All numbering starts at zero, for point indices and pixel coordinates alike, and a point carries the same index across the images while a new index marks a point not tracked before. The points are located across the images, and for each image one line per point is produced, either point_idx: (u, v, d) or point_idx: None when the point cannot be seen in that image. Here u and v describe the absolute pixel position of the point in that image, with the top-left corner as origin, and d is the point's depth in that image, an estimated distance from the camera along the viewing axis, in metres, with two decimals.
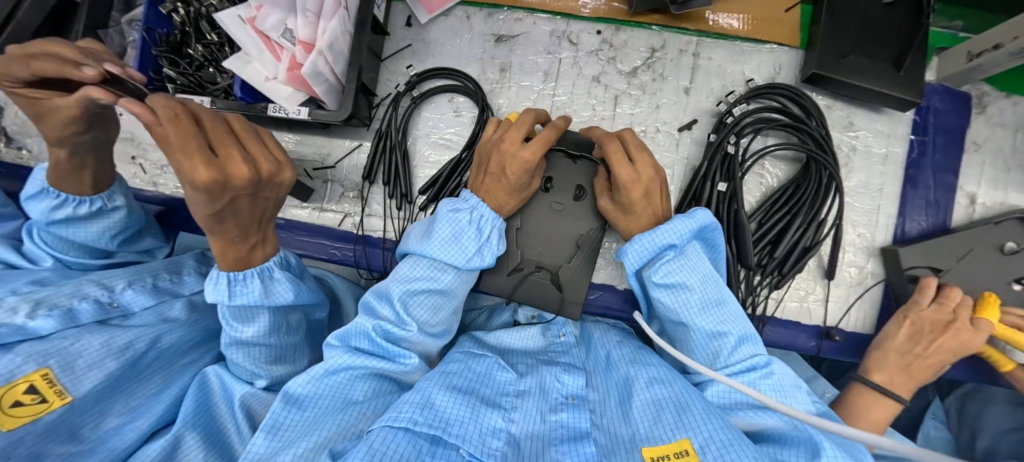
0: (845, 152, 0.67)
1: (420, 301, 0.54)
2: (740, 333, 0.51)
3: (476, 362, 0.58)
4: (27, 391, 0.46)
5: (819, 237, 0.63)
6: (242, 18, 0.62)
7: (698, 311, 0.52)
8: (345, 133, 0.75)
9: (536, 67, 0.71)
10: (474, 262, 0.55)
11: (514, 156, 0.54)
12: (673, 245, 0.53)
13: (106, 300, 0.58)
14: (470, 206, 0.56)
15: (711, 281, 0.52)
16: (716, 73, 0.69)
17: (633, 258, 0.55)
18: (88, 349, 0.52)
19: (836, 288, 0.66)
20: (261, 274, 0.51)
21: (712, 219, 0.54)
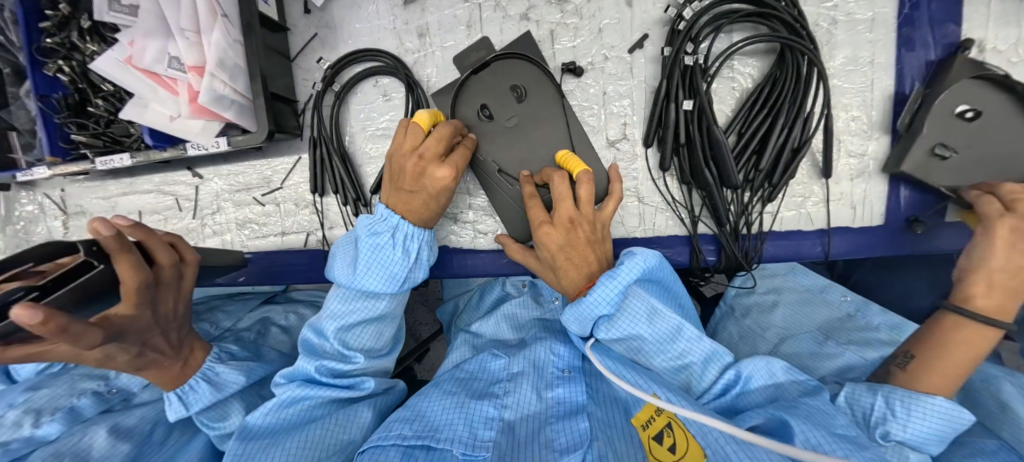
0: (824, 29, 0.58)
1: (385, 283, 0.55)
2: (702, 356, 0.47)
3: (467, 361, 0.59)
4: None
5: (807, 134, 0.56)
6: (119, 60, 0.55)
7: (654, 352, 0.48)
8: (280, 149, 0.70)
9: (456, 22, 0.63)
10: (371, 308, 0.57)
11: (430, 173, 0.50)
12: (606, 313, 0.47)
13: (104, 389, 0.61)
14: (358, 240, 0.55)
15: (658, 316, 0.47)
16: None
17: (574, 325, 0.50)
18: (97, 442, 0.54)
19: (836, 185, 0.60)
20: (204, 375, 0.57)
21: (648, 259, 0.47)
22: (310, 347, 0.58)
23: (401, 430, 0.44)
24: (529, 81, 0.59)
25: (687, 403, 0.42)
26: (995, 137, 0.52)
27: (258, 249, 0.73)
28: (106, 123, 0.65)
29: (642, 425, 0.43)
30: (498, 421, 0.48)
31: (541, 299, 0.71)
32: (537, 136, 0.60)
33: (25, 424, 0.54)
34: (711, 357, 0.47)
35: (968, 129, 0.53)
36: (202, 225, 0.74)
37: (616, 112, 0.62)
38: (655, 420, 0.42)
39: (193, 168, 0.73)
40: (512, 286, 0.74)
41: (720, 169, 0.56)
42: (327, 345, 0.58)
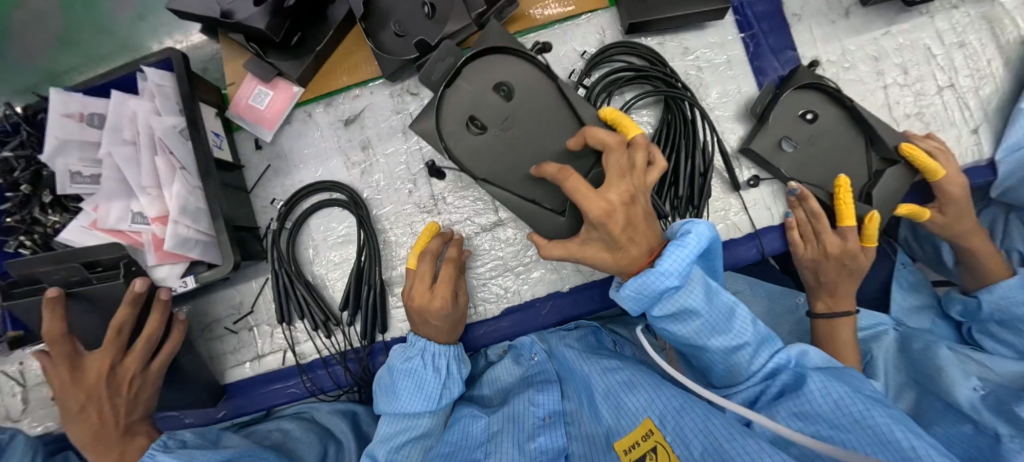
0: (695, 75, 0.71)
1: (425, 379, 0.57)
2: (757, 337, 0.49)
3: (450, 426, 0.57)
4: None
5: (708, 160, 0.66)
6: (84, 225, 0.60)
7: (706, 331, 0.49)
8: (247, 274, 0.73)
9: (394, 131, 0.72)
10: (443, 397, 0.58)
11: (428, 304, 0.55)
12: (676, 285, 0.46)
13: None
14: (417, 350, 0.58)
15: (714, 294, 0.49)
16: (552, 60, 0.71)
17: (629, 302, 0.48)
18: None
19: (749, 193, 0.69)
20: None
21: (710, 230, 0.48)
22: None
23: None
24: (518, 74, 0.61)
25: (662, 421, 0.43)
26: (823, 131, 0.65)
27: (236, 378, 0.73)
28: None
29: (625, 451, 0.43)
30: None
31: (522, 358, 0.70)
32: (535, 132, 0.60)
33: None
34: (765, 341, 0.50)
35: (809, 128, 0.66)
36: None
37: None
38: (640, 445, 0.43)
39: None
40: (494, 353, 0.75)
41: None
42: (396, 425, 0.57)
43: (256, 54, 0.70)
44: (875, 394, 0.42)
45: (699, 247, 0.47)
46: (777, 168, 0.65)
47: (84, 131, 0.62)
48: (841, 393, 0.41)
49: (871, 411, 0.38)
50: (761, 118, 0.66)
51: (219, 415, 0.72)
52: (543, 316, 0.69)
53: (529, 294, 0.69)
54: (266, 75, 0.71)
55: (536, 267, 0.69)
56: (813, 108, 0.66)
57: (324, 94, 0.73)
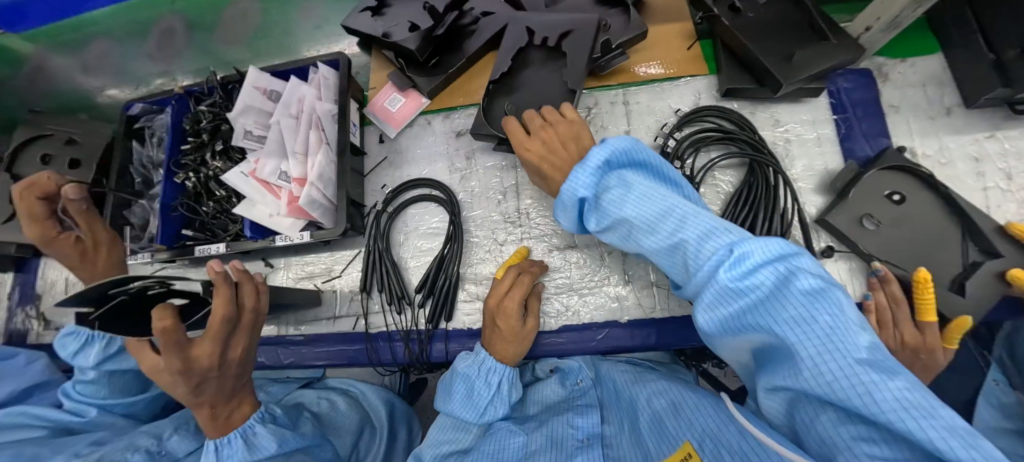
0: (782, 146, 0.75)
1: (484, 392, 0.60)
2: (697, 230, 0.42)
3: (486, 438, 0.58)
4: None
5: (787, 224, 0.68)
6: (245, 172, 0.74)
7: (683, 261, 0.43)
8: (345, 244, 0.84)
9: (496, 147, 0.82)
10: (489, 411, 0.60)
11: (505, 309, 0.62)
12: (585, 195, 0.50)
13: (156, 449, 0.64)
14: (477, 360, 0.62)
15: (661, 214, 0.46)
16: (648, 112, 0.79)
17: (567, 211, 0.54)
18: None
19: (823, 266, 0.69)
20: (243, 432, 0.59)
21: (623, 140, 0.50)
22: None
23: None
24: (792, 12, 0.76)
25: (702, 443, 0.42)
26: (914, 214, 0.66)
27: (311, 331, 0.82)
28: (209, 218, 0.81)
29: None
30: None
31: (567, 381, 0.71)
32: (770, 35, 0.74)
33: None
34: (778, 261, 0.37)
35: (895, 209, 0.67)
36: None
37: None
38: None
39: (267, 259, 0.86)
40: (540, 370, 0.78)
41: None
42: (444, 434, 0.59)
43: (400, 67, 0.85)
44: (873, 355, 0.31)
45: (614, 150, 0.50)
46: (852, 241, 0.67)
47: (263, 101, 0.78)
48: (830, 367, 0.31)
49: (867, 387, 0.29)
50: (841, 193, 0.69)
51: (287, 361, 0.81)
52: (597, 341, 0.72)
53: (587, 317, 0.73)
54: (403, 84, 0.86)
55: (598, 293, 0.74)
56: (900, 190, 0.68)
57: (445, 108, 0.86)
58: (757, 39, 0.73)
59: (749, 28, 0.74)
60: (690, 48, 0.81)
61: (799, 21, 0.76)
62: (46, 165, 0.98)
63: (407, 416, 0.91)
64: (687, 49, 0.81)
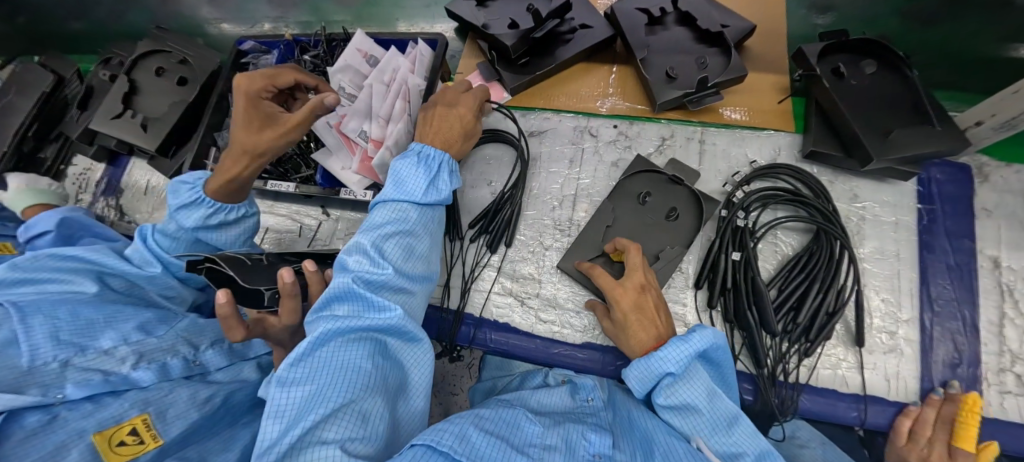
0: (855, 222, 0.72)
1: (417, 186, 0.63)
2: (757, 452, 0.52)
3: (496, 412, 0.56)
4: (130, 433, 0.57)
5: (841, 303, 0.65)
6: (330, 123, 0.78)
7: (708, 431, 0.54)
8: None
9: (563, 156, 0.84)
10: (431, 195, 0.63)
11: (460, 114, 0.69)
12: (672, 373, 0.55)
13: (191, 358, 0.71)
14: (416, 151, 0.64)
15: (717, 398, 0.55)
16: (722, 156, 0.79)
17: (636, 384, 0.58)
18: (178, 401, 0.64)
19: (868, 355, 0.66)
20: None
21: (712, 337, 0.55)
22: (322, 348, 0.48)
23: (451, 443, 0.45)
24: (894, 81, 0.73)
25: None
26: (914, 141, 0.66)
27: None
28: (287, 158, 0.88)
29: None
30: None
31: (577, 396, 0.70)
32: (869, 101, 0.72)
33: (128, 363, 0.63)
34: (764, 455, 0.52)
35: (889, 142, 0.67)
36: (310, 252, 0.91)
37: None
38: None
39: (325, 207, 0.92)
40: (552, 378, 0.76)
41: (761, 316, 0.65)
42: (387, 219, 0.62)
43: (490, 60, 0.88)
44: None
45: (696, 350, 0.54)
46: (899, 152, 0.65)
47: (362, 63, 0.84)
48: None
49: None
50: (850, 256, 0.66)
51: None
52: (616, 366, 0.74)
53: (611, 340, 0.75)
54: (489, 76, 0.89)
55: None
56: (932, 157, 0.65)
57: (524, 106, 0.88)
58: (853, 112, 0.70)
59: (845, 92, 0.72)
60: (781, 103, 0.80)
61: (902, 98, 0.72)
62: (158, 77, 1.09)
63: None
64: (778, 103, 0.80)
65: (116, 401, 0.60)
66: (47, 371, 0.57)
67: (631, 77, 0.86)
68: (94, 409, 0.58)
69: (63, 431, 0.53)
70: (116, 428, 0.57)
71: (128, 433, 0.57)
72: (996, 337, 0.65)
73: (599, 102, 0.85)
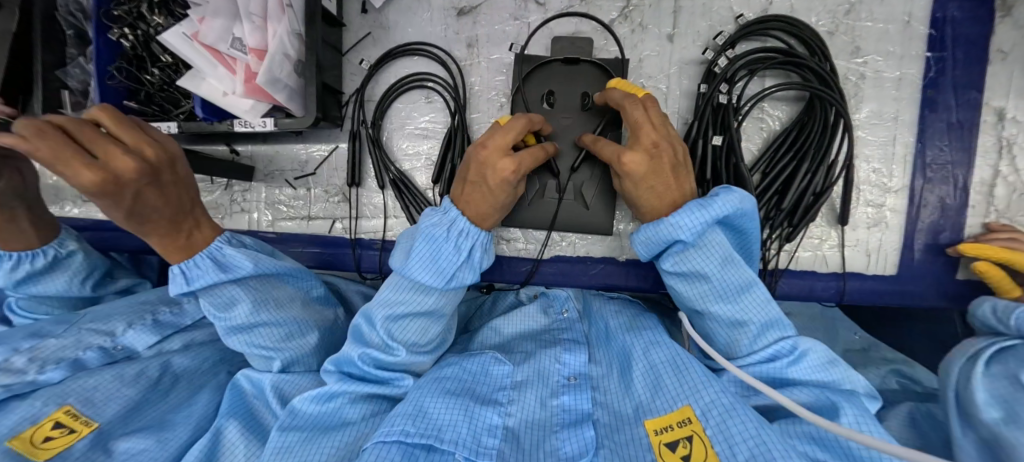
0: (853, 82, 0.61)
1: (439, 256, 0.51)
2: (764, 320, 0.46)
3: (467, 357, 0.54)
4: (54, 427, 0.47)
5: (831, 181, 0.58)
6: (186, 34, 0.58)
7: (714, 298, 0.47)
8: (320, 137, 0.73)
9: (505, 37, 0.66)
10: (457, 278, 0.52)
11: (494, 167, 0.49)
12: (685, 241, 0.46)
13: (110, 345, 0.59)
14: (446, 223, 0.51)
15: (732, 264, 0.47)
16: (701, 13, 0.63)
17: (644, 248, 0.50)
18: (101, 383, 0.54)
19: (851, 232, 0.62)
20: (210, 254, 0.52)
21: (744, 201, 0.46)
22: (358, 334, 0.53)
23: (403, 428, 0.40)
24: None
25: (707, 413, 0.39)
26: None
27: (284, 230, 0.76)
28: (155, 90, 0.68)
29: (655, 432, 0.41)
30: (502, 429, 0.44)
31: (551, 309, 0.67)
32: None
33: (31, 368, 0.52)
34: (770, 326, 0.46)
35: None
36: (231, 199, 0.78)
37: None
38: (673, 429, 0.40)
39: (231, 145, 0.75)
40: (524, 295, 0.73)
41: None
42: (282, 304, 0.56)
43: None
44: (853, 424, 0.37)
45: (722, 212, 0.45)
46: None
47: None
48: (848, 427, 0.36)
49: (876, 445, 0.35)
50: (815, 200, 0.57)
51: None
52: (591, 275, 0.68)
53: (583, 250, 0.68)
54: None
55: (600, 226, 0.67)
56: None
57: None
58: None
59: None
60: None
61: None
62: None
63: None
64: None
65: (24, 404, 0.49)
66: None
67: None
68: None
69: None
70: (34, 427, 0.47)
71: (51, 428, 0.47)
72: (986, 197, 0.60)
73: None
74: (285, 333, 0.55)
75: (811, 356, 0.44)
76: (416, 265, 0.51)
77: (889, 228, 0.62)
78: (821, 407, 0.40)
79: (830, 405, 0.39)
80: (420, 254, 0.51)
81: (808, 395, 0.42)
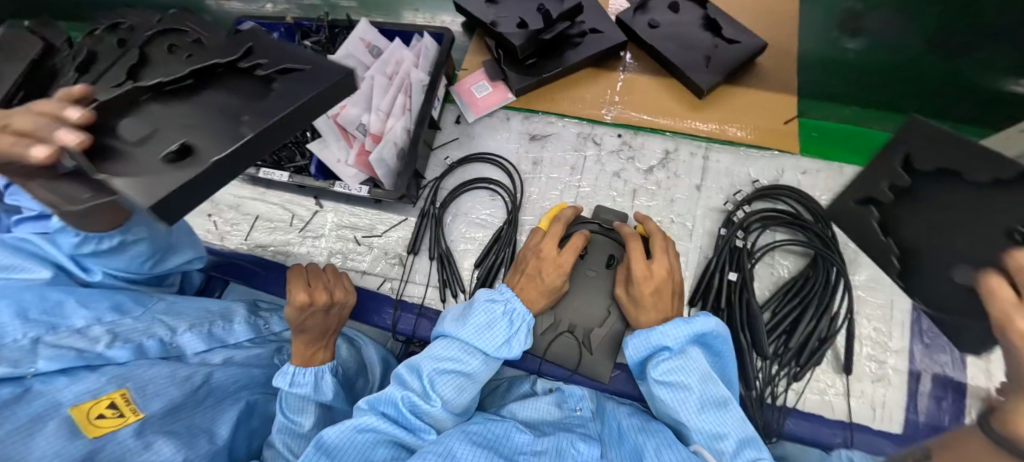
0: (852, 249, 0.72)
1: (484, 322, 0.60)
2: (740, 434, 0.50)
3: (492, 421, 0.58)
4: (109, 407, 0.52)
5: (833, 330, 0.65)
6: (327, 114, 0.77)
7: (699, 408, 0.52)
8: (394, 208, 0.87)
9: (565, 162, 0.82)
10: (501, 350, 0.59)
11: (552, 261, 0.65)
12: (670, 347, 0.55)
13: (168, 341, 0.65)
14: (505, 297, 0.62)
15: (712, 380, 0.53)
16: (725, 173, 0.78)
17: (636, 350, 0.58)
18: (157, 377, 0.60)
19: (855, 383, 0.67)
20: (317, 371, 0.62)
21: (714, 326, 0.54)
22: (399, 379, 0.57)
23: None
24: None
25: None
26: None
27: None
28: (280, 145, 0.86)
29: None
30: None
31: (564, 405, 0.69)
32: None
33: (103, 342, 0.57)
34: (746, 442, 0.49)
35: None
36: (302, 243, 0.90)
37: None
38: None
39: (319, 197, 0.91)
40: (540, 386, 0.76)
41: (752, 337, 0.65)
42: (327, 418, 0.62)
43: (497, 58, 0.87)
44: None
45: (698, 331, 0.54)
46: None
47: (364, 53, 0.81)
48: None
49: None
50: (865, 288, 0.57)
51: None
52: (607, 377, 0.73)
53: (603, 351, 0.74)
54: (495, 75, 0.87)
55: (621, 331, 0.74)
56: None
57: (528, 109, 0.87)
58: None
59: None
60: (787, 124, 0.79)
61: None
62: None
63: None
64: (784, 123, 0.79)
65: (92, 375, 0.55)
66: (16, 346, 0.51)
67: (641, 86, 0.84)
68: (68, 383, 0.53)
69: (37, 404, 0.48)
70: (94, 401, 0.52)
71: (106, 407, 0.52)
72: (982, 374, 0.65)
73: (605, 109, 0.84)
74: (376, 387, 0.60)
75: None
76: (470, 326, 0.59)
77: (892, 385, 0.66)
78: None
79: None
80: (478, 319, 0.60)
81: None
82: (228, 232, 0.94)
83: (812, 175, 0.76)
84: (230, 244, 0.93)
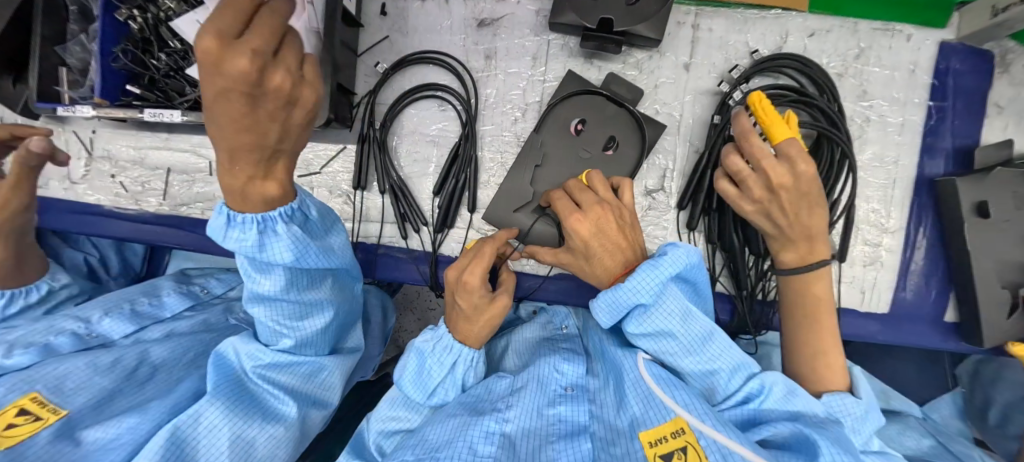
0: (858, 124, 0.63)
1: (437, 379, 0.53)
2: (731, 364, 0.46)
3: (473, 383, 0.56)
4: (18, 414, 0.45)
5: (832, 219, 0.59)
6: (201, 23, 0.56)
7: (682, 353, 0.47)
8: (327, 136, 0.72)
9: (524, 52, 0.66)
10: (439, 392, 0.53)
11: (469, 289, 0.52)
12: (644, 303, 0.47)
13: (84, 332, 0.59)
14: (434, 339, 0.55)
15: (692, 318, 0.47)
16: (718, 45, 0.64)
17: (605, 315, 0.50)
18: (73, 371, 0.52)
19: (849, 270, 0.63)
20: (261, 223, 0.38)
21: (682, 256, 0.46)
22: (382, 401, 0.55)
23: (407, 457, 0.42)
24: None
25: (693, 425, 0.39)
26: None
27: None
28: (160, 76, 0.66)
29: (649, 443, 0.40)
30: (500, 435, 0.44)
31: (550, 325, 0.68)
32: None
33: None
34: (740, 367, 0.46)
35: None
36: None
37: (658, 164, 0.65)
38: (667, 440, 0.40)
39: None
40: (525, 311, 0.74)
41: (745, 234, 0.60)
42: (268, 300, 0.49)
43: None
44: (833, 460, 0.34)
45: (670, 271, 0.46)
46: None
47: None
48: None
49: None
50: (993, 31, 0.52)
51: None
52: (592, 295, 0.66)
53: None
54: None
55: None
56: None
57: None
58: None
59: None
60: None
61: None
62: None
63: (390, 312, 0.89)
64: None
65: None
66: None
67: None
68: None
69: None
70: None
71: (14, 414, 0.44)
72: None
73: None
74: (298, 312, 0.50)
75: (776, 391, 0.44)
76: (412, 370, 0.54)
77: (886, 267, 0.63)
78: (797, 442, 0.39)
79: (804, 436, 0.38)
80: (420, 378, 0.54)
81: (789, 426, 0.40)
82: (137, 191, 0.79)
83: (820, 38, 0.63)
84: (145, 205, 0.79)
